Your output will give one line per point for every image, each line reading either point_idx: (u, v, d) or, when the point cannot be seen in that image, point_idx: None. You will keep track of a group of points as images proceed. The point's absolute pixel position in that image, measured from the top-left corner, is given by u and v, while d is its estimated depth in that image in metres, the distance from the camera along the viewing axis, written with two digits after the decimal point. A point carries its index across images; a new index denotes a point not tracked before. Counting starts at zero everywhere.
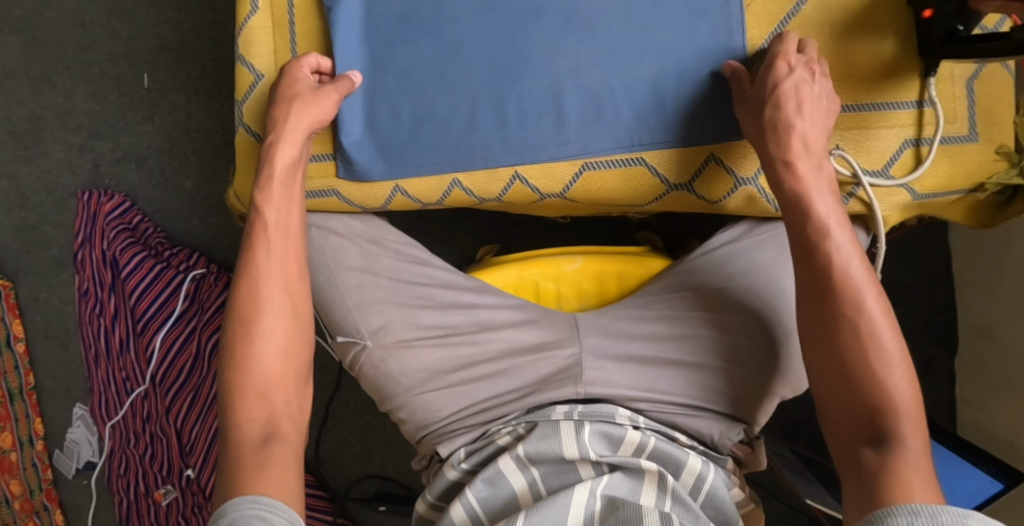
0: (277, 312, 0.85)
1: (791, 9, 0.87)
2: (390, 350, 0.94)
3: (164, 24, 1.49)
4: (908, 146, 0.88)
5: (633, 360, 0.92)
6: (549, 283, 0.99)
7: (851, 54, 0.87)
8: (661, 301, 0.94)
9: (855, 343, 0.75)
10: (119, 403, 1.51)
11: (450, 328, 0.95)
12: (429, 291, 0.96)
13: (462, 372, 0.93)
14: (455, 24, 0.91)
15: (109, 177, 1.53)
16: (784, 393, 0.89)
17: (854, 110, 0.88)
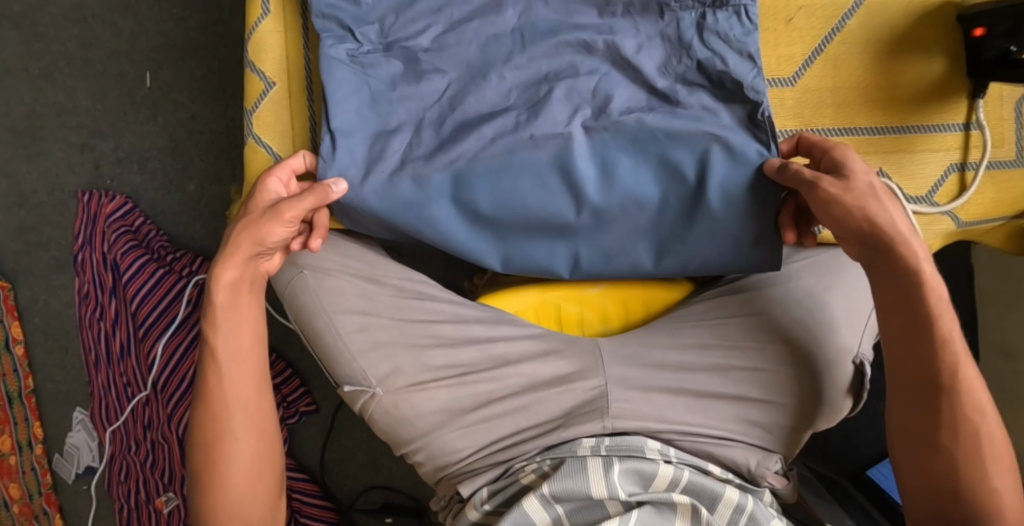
0: (242, 435, 0.89)
1: (835, 24, 0.85)
2: (401, 395, 0.91)
3: (168, 21, 1.44)
4: (954, 170, 0.85)
5: (660, 392, 0.89)
6: (572, 306, 0.95)
7: (898, 72, 0.85)
8: (690, 331, 0.90)
9: (966, 438, 0.82)
10: (120, 408, 1.48)
11: (466, 367, 0.92)
12: (440, 327, 0.93)
13: (481, 411, 0.91)
14: (476, 146, 0.88)
15: (110, 178, 1.49)
16: (822, 421, 0.87)
17: (901, 132, 0.85)
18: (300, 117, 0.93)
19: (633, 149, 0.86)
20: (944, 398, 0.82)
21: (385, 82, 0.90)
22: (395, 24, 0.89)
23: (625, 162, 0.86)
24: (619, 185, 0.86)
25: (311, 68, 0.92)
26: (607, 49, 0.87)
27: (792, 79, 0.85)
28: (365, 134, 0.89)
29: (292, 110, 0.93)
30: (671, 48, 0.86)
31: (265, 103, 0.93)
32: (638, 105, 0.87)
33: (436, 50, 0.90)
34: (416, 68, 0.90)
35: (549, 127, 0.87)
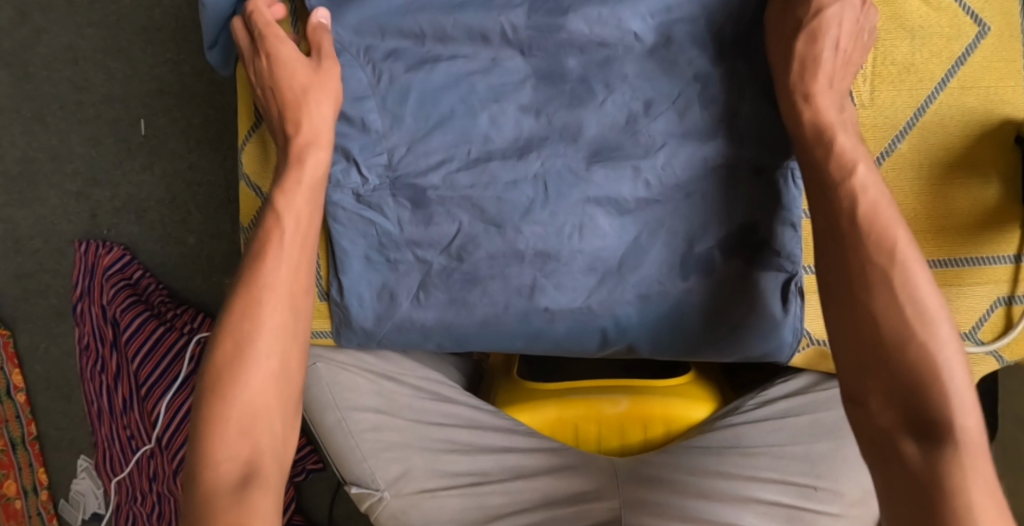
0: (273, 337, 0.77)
1: (883, 147, 0.80)
2: (411, 500, 0.87)
3: (162, 65, 1.38)
4: (1001, 305, 0.80)
5: (682, 518, 0.82)
6: (590, 424, 0.91)
7: (949, 198, 0.79)
8: (713, 452, 0.86)
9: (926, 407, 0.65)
10: (125, 460, 1.46)
11: (480, 475, 0.88)
12: (456, 432, 0.90)
13: (493, 524, 0.85)
14: (490, 276, 0.82)
15: (107, 227, 1.44)
16: None
17: (947, 264, 0.80)
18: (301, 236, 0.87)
19: (656, 314, 0.81)
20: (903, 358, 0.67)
21: (394, 228, 0.83)
22: (403, 159, 0.82)
23: (644, 327, 0.82)
24: (636, 341, 0.83)
25: None
26: (636, 196, 0.79)
27: (831, 208, 0.82)
28: (368, 282, 0.84)
29: None
30: (704, 185, 0.79)
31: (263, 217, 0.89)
32: (666, 269, 0.80)
33: (448, 190, 0.81)
34: (425, 209, 0.82)
35: (566, 295, 0.81)
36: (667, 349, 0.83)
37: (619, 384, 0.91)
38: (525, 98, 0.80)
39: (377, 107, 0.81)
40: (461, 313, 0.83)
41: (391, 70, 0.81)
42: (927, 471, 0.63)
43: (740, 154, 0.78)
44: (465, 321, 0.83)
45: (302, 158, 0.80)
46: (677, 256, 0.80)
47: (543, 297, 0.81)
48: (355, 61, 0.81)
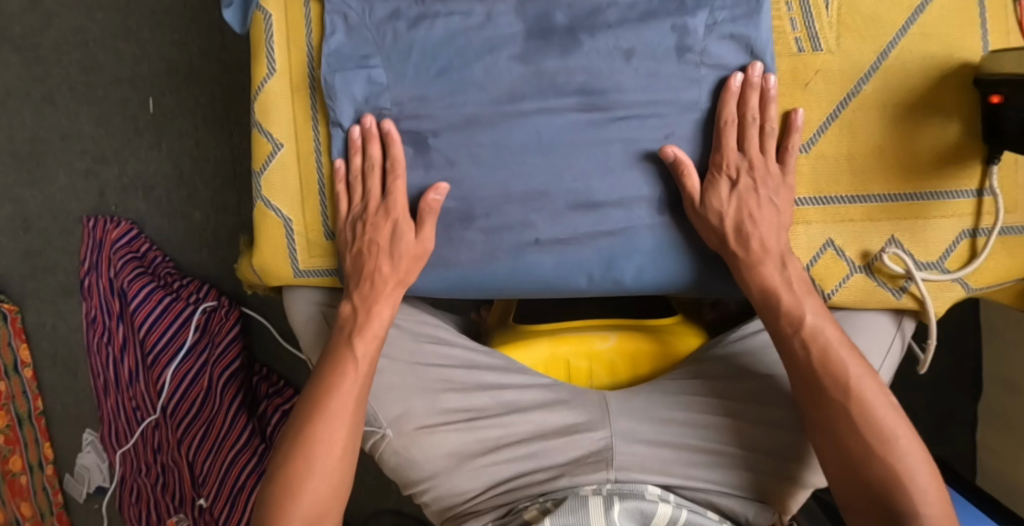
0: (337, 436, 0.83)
1: (850, 90, 0.86)
2: (411, 437, 0.91)
3: (170, 46, 1.44)
4: (964, 236, 0.87)
5: (667, 445, 0.89)
6: (581, 361, 0.96)
7: (913, 138, 0.86)
8: (696, 384, 0.91)
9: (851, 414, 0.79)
10: (130, 432, 1.50)
11: (476, 411, 0.92)
12: (451, 371, 0.94)
13: (490, 455, 0.90)
14: (487, 212, 0.87)
15: (115, 204, 1.49)
16: (815, 483, 0.87)
17: (913, 198, 0.86)
18: (310, 179, 0.91)
19: (639, 245, 0.86)
20: (866, 468, 0.78)
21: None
22: (404, 107, 0.87)
23: (627, 258, 0.87)
24: (621, 272, 0.88)
25: (319, 125, 0.90)
26: (619, 136, 0.86)
27: (808, 144, 0.87)
28: None
29: (300, 171, 0.91)
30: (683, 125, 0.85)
31: (274, 164, 0.91)
32: (646, 203, 0.86)
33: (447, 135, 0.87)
34: (424, 153, 0.87)
35: (557, 228, 0.87)
36: (651, 282, 0.88)
37: (608, 323, 0.97)
38: (517, 48, 0.85)
39: (381, 62, 0.87)
40: (458, 252, 0.88)
41: (393, 29, 0.86)
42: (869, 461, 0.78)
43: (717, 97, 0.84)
44: (462, 257, 0.88)
45: (363, 325, 0.86)
46: (657, 192, 0.86)
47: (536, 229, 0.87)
48: (361, 20, 0.87)
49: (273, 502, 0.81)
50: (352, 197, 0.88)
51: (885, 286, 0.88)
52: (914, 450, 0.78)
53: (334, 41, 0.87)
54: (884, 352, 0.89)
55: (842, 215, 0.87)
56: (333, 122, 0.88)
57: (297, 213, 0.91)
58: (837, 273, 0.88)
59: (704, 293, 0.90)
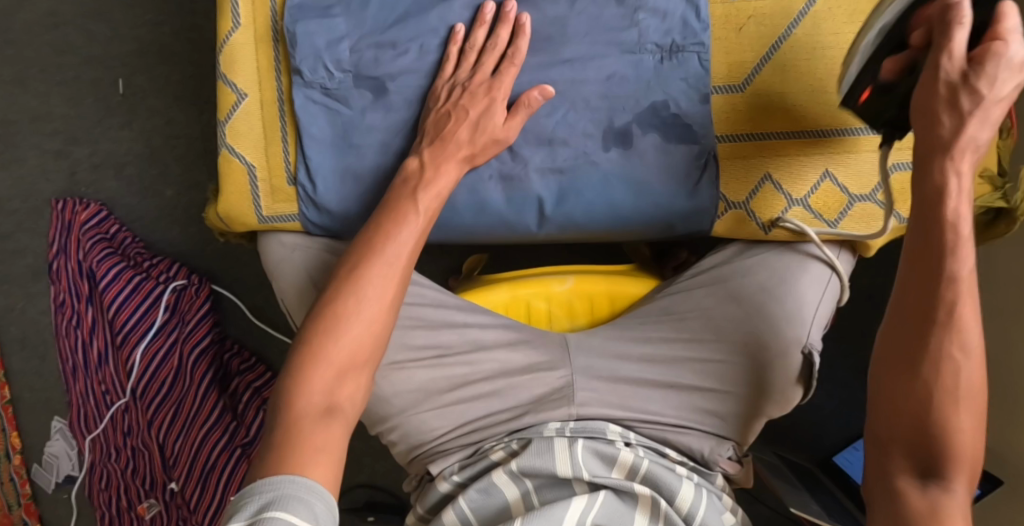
0: (384, 294, 0.80)
1: (781, 33, 0.86)
2: (379, 372, 0.88)
3: (142, 26, 1.45)
4: (894, 168, 0.87)
5: (623, 382, 0.89)
6: (540, 302, 0.95)
7: (842, 77, 0.86)
8: (653, 324, 0.90)
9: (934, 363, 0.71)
10: (99, 416, 1.48)
11: (443, 348, 0.90)
12: (420, 310, 0.91)
13: (457, 393, 0.89)
14: None
15: (86, 185, 1.49)
16: (773, 413, 0.88)
17: (847, 134, 0.86)
18: (274, 128, 0.92)
19: (592, 182, 0.88)
20: (928, 389, 0.71)
21: (356, 116, 0.89)
22: (364, 53, 0.88)
23: (578, 198, 0.89)
24: (573, 210, 0.90)
25: (281, 73, 0.91)
26: (567, 77, 0.86)
27: (742, 85, 0.87)
28: (332, 167, 0.91)
29: (264, 119, 0.92)
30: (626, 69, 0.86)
31: (239, 113, 0.92)
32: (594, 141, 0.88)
33: (405, 79, 0.89)
34: (385, 98, 0.89)
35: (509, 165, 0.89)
36: (603, 217, 0.90)
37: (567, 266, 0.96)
38: None
39: (341, 12, 0.88)
40: None
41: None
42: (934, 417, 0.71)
43: (661, 41, 0.86)
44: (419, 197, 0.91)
45: (430, 181, 0.84)
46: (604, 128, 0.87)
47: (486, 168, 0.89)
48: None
49: (311, 351, 0.76)
50: (461, 64, 0.86)
51: (821, 218, 0.88)
52: (980, 395, 0.71)
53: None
54: (822, 289, 0.88)
55: (776, 151, 0.87)
56: (294, 69, 0.89)
57: (261, 159, 0.92)
58: (776, 206, 0.88)
59: (651, 231, 0.92)
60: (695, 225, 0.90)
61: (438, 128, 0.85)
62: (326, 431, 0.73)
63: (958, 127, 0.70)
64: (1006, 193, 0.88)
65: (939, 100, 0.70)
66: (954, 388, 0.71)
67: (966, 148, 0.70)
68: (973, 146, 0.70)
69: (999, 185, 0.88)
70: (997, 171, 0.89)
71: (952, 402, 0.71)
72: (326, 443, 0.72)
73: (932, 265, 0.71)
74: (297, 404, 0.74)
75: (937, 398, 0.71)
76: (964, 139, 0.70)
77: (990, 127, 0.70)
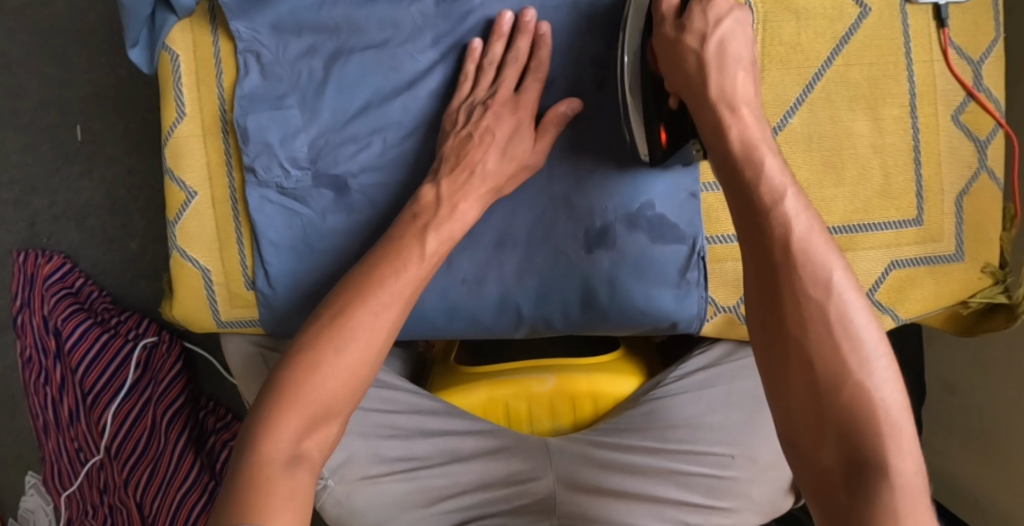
0: (374, 329, 0.70)
1: (776, 123, 0.82)
2: (353, 486, 0.85)
3: (98, 70, 1.37)
4: (894, 268, 0.84)
5: (608, 493, 0.84)
6: (520, 403, 0.91)
7: (840, 170, 0.83)
8: (637, 430, 0.85)
9: (818, 322, 0.59)
10: (74, 474, 1.42)
11: (419, 460, 0.87)
12: (395, 417, 0.88)
13: (434, 506, 0.86)
14: None
15: (46, 235, 1.42)
16: (756, 520, 0.85)
17: (843, 231, 0.84)
18: (228, 227, 0.85)
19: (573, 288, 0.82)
20: (809, 348, 0.59)
21: (317, 218, 0.82)
22: (323, 149, 0.81)
23: (561, 303, 0.82)
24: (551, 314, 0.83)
25: (234, 169, 0.83)
26: (543, 177, 0.81)
27: None
28: (289, 271, 0.83)
29: (217, 219, 0.85)
30: (607, 165, 0.81)
31: (189, 213, 0.84)
32: (574, 243, 0.81)
33: (369, 177, 0.81)
34: (347, 197, 0.82)
35: (483, 266, 0.82)
36: (583, 321, 0.83)
37: (548, 362, 0.92)
38: (436, 84, 0.81)
39: (297, 102, 0.81)
40: None
41: (309, 67, 0.81)
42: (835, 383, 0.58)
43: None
44: None
45: (445, 218, 0.75)
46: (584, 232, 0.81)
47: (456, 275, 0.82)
48: (275, 60, 0.81)
49: (287, 391, 0.65)
50: (479, 82, 0.80)
51: None
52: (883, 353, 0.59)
53: (247, 83, 0.81)
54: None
55: None
56: (245, 166, 0.81)
57: (216, 263, 0.85)
58: None
59: (635, 332, 0.85)
60: (690, 327, 0.84)
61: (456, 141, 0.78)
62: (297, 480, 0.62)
63: (704, 67, 0.70)
64: (1007, 287, 0.86)
65: (675, 40, 0.72)
66: (856, 359, 0.58)
67: (716, 66, 0.69)
68: (723, 64, 0.69)
69: (1000, 279, 0.86)
70: (997, 264, 0.87)
71: (852, 357, 0.58)
72: (290, 497, 0.61)
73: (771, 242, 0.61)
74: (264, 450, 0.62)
75: (828, 379, 0.58)
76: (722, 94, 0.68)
77: (740, 69, 0.69)
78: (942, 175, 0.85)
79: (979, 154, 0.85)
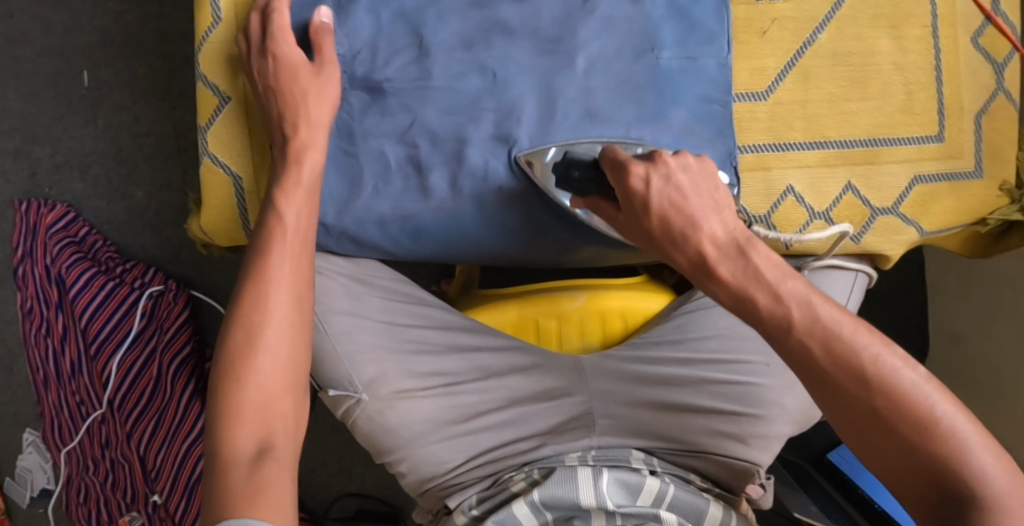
0: (275, 316, 0.73)
1: (805, 39, 0.84)
2: (387, 402, 0.82)
3: (104, 15, 1.35)
4: (917, 182, 0.86)
5: (643, 405, 0.85)
6: (549, 321, 0.91)
7: (866, 86, 0.84)
8: (672, 344, 0.87)
9: (873, 391, 0.58)
10: (74, 429, 1.39)
11: (452, 375, 0.84)
12: (425, 333, 0.85)
13: (469, 423, 0.83)
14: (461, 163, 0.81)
15: (48, 185, 1.39)
16: (788, 431, 0.87)
17: (867, 145, 0.85)
18: (259, 133, 0.85)
19: None
20: (872, 400, 0.58)
21: (352, 121, 0.82)
22: (361, 55, 0.81)
23: None
24: (590, 230, 0.84)
25: None
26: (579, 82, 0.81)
27: (767, 92, 0.84)
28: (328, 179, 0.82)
29: (249, 126, 0.85)
30: (640, 74, 0.81)
31: (220, 118, 0.85)
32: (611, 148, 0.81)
33: (404, 82, 0.81)
34: (381, 100, 0.81)
35: (518, 177, 0.81)
36: (622, 234, 0.84)
37: (577, 282, 0.92)
38: None
39: (332, 5, 0.81)
40: (413, 209, 0.82)
41: None
42: (903, 426, 0.57)
43: (676, 49, 0.81)
44: (422, 214, 0.82)
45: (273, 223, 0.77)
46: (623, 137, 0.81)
47: (489, 183, 0.81)
48: None
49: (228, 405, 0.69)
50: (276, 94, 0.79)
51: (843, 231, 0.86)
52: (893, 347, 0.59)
53: None
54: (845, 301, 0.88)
55: (800, 161, 0.84)
56: None
57: (247, 172, 0.85)
58: (798, 221, 0.85)
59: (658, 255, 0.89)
60: None
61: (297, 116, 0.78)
62: (262, 476, 0.65)
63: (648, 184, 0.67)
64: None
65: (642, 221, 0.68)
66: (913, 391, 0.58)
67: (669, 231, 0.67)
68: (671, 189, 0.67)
69: (1016, 197, 0.88)
70: (1014, 183, 0.89)
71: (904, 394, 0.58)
72: (264, 486, 0.64)
73: (760, 318, 0.62)
74: (230, 448, 0.67)
75: (852, 380, 0.59)
76: (719, 243, 0.64)
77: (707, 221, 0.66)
78: (963, 95, 0.86)
79: (996, 76, 0.87)
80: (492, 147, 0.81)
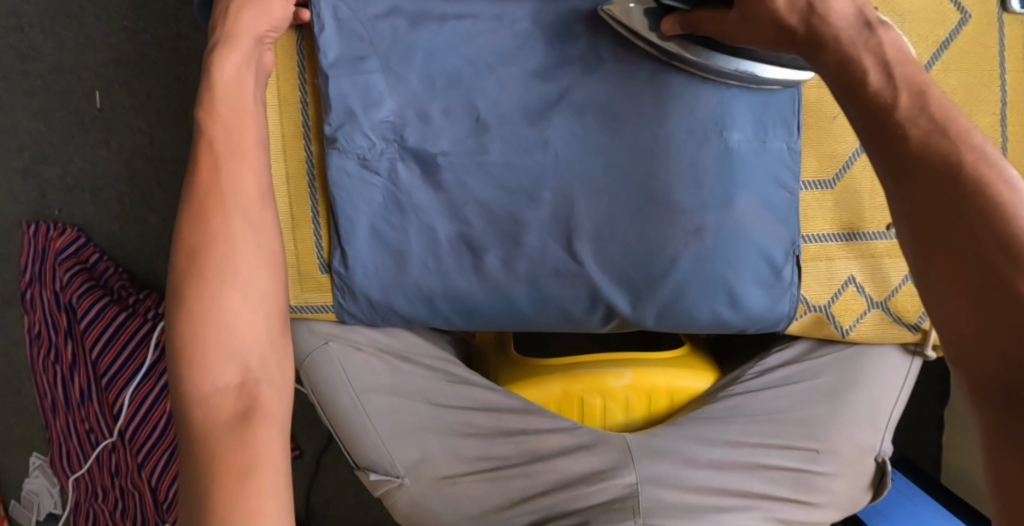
0: (234, 243, 0.67)
1: None
2: (432, 487, 0.81)
3: (118, 34, 1.29)
4: None
5: (694, 490, 0.80)
6: (595, 398, 0.88)
7: None
8: (724, 428, 0.84)
9: (1011, 262, 0.52)
10: (83, 456, 1.35)
11: (499, 459, 0.82)
12: (472, 416, 0.83)
13: (515, 508, 0.80)
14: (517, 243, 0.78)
15: (58, 207, 1.34)
16: (832, 515, 0.86)
17: None
18: (300, 203, 0.81)
19: (674, 284, 0.78)
20: (1006, 282, 0.52)
21: (401, 193, 0.78)
22: (409, 122, 0.77)
23: (655, 295, 0.79)
24: (646, 314, 0.80)
25: (311, 141, 0.80)
26: (642, 160, 0.77)
27: (834, 180, 0.82)
28: (375, 255, 0.79)
29: (289, 195, 0.81)
30: (709, 155, 0.77)
31: None
32: (675, 231, 0.77)
33: (456, 156, 0.77)
34: (434, 175, 0.78)
35: (575, 261, 0.78)
36: (679, 317, 0.80)
37: (621, 358, 0.89)
38: (535, 63, 0.77)
39: (378, 66, 0.76)
40: (464, 289, 0.79)
41: (393, 27, 0.76)
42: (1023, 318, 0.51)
43: (746, 131, 0.77)
44: (472, 295, 0.79)
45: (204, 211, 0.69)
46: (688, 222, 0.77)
47: (546, 266, 0.78)
48: (351, 16, 0.76)
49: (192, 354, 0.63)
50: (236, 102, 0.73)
51: (900, 322, 0.84)
52: None
53: (324, 42, 0.76)
54: (898, 390, 0.86)
55: (863, 251, 0.83)
56: (327, 137, 0.77)
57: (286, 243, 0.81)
58: (857, 310, 0.83)
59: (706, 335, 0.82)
60: (771, 326, 0.82)
61: (232, 109, 0.71)
62: (247, 439, 0.60)
63: None
64: None
65: None
66: None
67: None
68: None
69: None
70: None
71: None
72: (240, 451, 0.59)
73: (916, 172, 0.58)
74: (202, 418, 0.61)
75: (1005, 250, 0.53)
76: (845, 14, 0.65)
77: None
78: None
79: None
80: (548, 227, 0.77)
